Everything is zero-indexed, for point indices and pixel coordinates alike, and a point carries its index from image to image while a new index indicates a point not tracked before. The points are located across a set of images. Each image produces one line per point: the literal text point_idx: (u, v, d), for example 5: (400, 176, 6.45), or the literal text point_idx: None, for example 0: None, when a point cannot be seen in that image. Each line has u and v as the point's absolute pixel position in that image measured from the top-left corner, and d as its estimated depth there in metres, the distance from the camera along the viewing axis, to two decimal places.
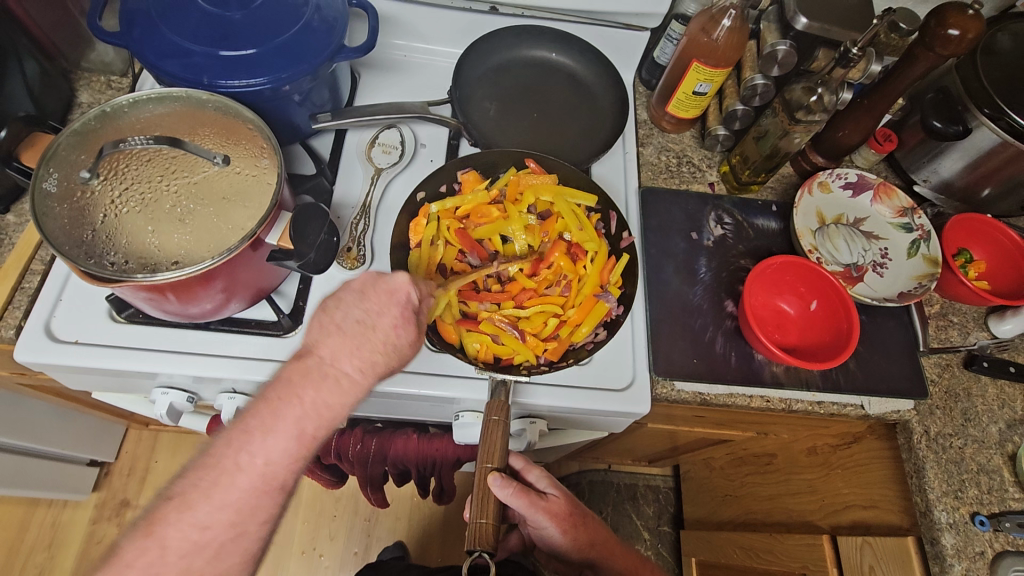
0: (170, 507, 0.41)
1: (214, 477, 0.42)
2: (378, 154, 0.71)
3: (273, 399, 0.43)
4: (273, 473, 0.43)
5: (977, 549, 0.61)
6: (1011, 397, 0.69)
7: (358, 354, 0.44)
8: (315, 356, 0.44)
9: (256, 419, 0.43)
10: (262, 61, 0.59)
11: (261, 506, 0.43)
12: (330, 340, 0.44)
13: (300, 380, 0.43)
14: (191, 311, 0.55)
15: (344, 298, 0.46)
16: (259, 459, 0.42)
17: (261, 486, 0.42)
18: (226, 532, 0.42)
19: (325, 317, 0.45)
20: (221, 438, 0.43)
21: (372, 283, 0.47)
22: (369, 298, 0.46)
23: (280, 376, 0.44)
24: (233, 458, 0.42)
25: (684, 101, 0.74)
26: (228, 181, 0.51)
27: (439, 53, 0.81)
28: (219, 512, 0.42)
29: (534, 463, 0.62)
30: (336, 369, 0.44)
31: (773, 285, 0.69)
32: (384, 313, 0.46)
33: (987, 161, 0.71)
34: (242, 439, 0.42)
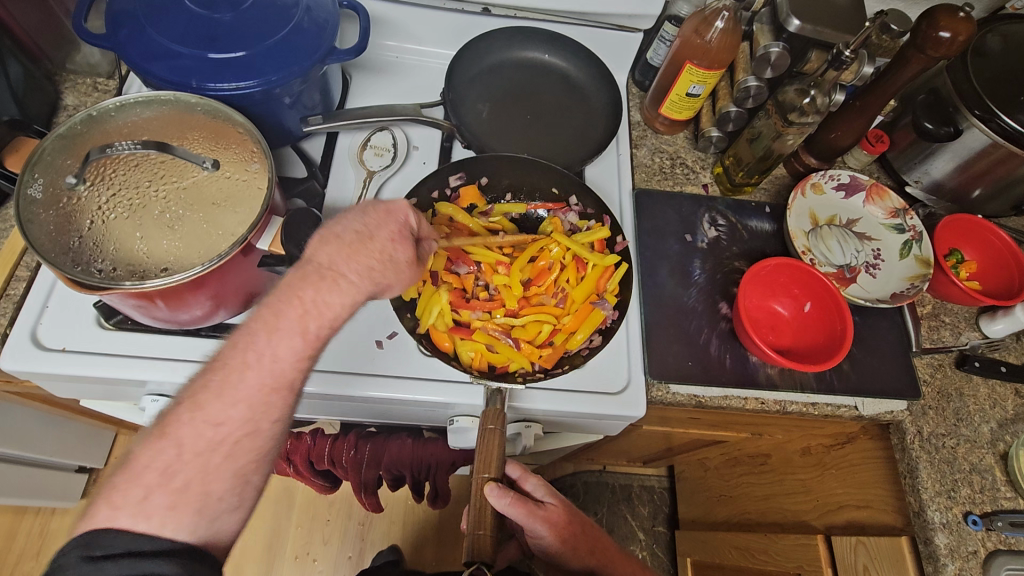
0: (182, 411, 0.44)
1: (226, 373, 0.45)
2: (370, 157, 0.71)
3: (275, 304, 0.46)
4: (281, 368, 0.46)
5: (970, 549, 0.62)
6: (1002, 396, 0.70)
7: (356, 260, 0.48)
8: (317, 263, 0.47)
9: (262, 317, 0.46)
10: (251, 63, 0.58)
11: (273, 405, 0.45)
12: (328, 250, 0.48)
13: (300, 282, 0.47)
14: (182, 317, 0.54)
15: (346, 221, 0.49)
16: (269, 353, 0.45)
17: (274, 382, 0.45)
18: (242, 427, 0.44)
19: (326, 232, 0.49)
20: (234, 338, 0.46)
21: (371, 205, 0.51)
22: (369, 216, 0.50)
23: (282, 283, 0.47)
24: (242, 356, 0.45)
25: (677, 102, 0.74)
26: (218, 186, 0.51)
27: (431, 54, 0.81)
28: (233, 406, 0.44)
29: (531, 470, 0.61)
30: (335, 272, 0.47)
31: (767, 286, 0.69)
32: (382, 229, 0.50)
33: (978, 162, 0.72)
34: (250, 338, 0.45)
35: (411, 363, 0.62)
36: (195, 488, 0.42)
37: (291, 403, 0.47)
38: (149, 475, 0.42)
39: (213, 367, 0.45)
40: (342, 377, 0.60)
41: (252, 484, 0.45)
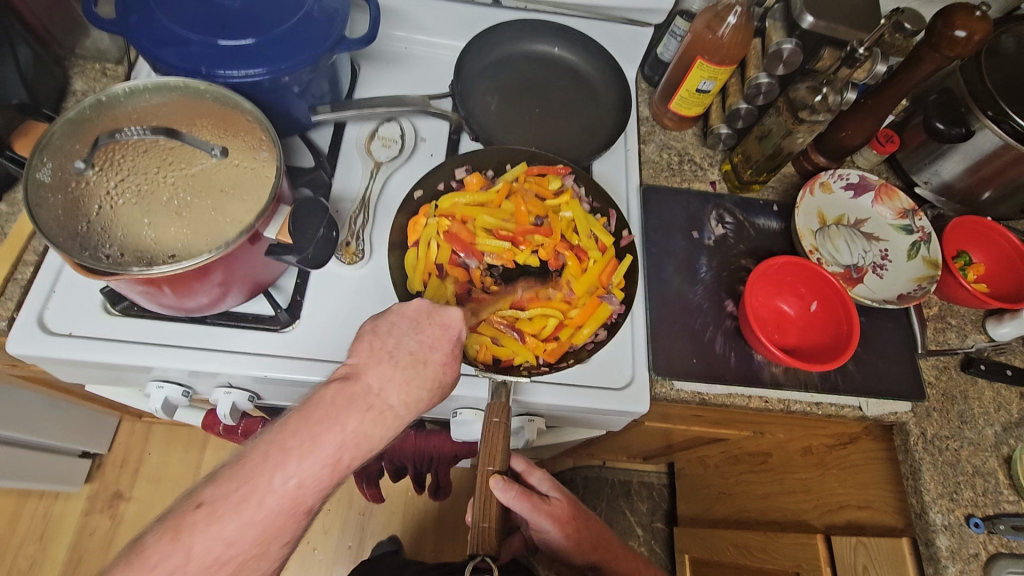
0: (198, 516, 0.40)
1: (245, 493, 0.41)
2: (378, 148, 0.70)
3: (314, 422, 0.43)
4: (302, 497, 0.42)
5: (971, 551, 0.62)
6: (1007, 399, 0.70)
7: (409, 386, 0.46)
8: (363, 382, 0.45)
9: (295, 435, 0.42)
10: (261, 51, 0.58)
11: (284, 529, 0.42)
12: (379, 370, 0.46)
13: (345, 406, 0.44)
14: (188, 304, 0.54)
15: (397, 324, 0.49)
16: (293, 481, 0.41)
17: (290, 509, 0.42)
18: (250, 550, 0.41)
19: (376, 342, 0.48)
20: (258, 449, 0.42)
21: (427, 313, 0.50)
22: (422, 328, 0.49)
23: (322, 400, 0.44)
24: (268, 477, 0.41)
25: (687, 98, 0.73)
26: (226, 174, 0.51)
27: (440, 45, 0.80)
28: (247, 530, 0.41)
29: (536, 465, 0.61)
30: (383, 403, 0.45)
31: (774, 285, 0.69)
32: (436, 347, 0.49)
33: (989, 164, 0.71)
34: (279, 459, 0.41)
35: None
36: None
37: (301, 525, 0.43)
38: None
39: (230, 476, 0.41)
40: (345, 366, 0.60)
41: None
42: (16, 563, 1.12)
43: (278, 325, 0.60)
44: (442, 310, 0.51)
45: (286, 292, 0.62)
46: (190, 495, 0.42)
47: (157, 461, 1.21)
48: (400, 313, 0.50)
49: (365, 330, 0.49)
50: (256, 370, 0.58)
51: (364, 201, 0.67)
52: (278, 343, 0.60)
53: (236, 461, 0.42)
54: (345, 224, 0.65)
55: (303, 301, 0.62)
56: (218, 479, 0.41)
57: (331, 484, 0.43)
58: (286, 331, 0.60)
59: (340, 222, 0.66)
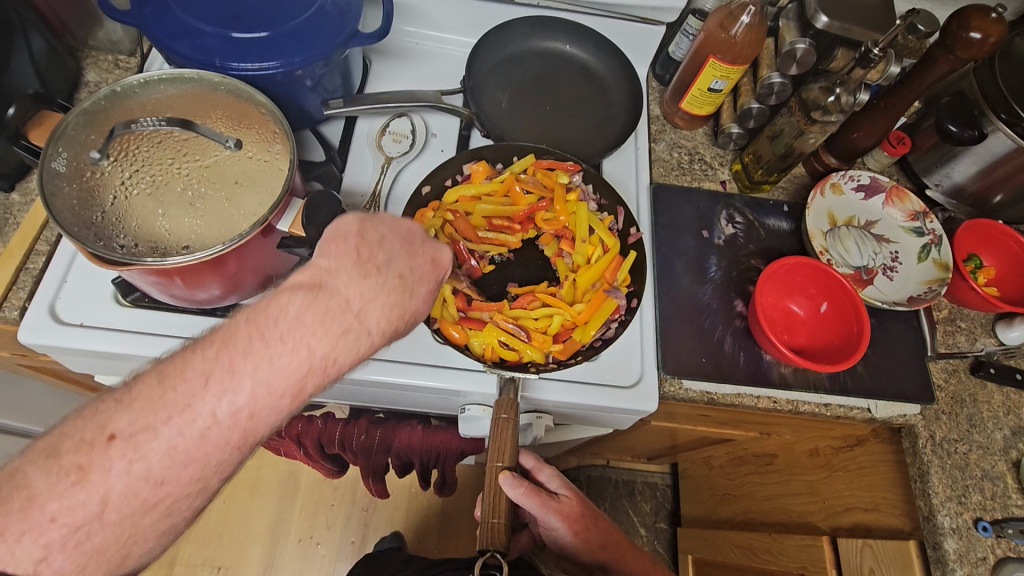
0: (114, 450, 0.37)
1: (181, 421, 0.38)
2: (389, 143, 0.70)
3: (271, 341, 0.40)
4: (249, 428, 0.40)
5: (979, 555, 0.62)
6: (1016, 404, 0.69)
7: (390, 312, 0.45)
8: (339, 296, 0.43)
9: (245, 356, 0.40)
10: (274, 44, 0.58)
11: (226, 463, 0.40)
12: (355, 285, 0.44)
13: (313, 322, 0.41)
14: (199, 296, 0.54)
15: (386, 238, 0.48)
16: (241, 411, 0.39)
17: (236, 442, 0.40)
18: (185, 488, 0.39)
19: (363, 252, 0.45)
20: (193, 371, 0.39)
21: (420, 240, 0.49)
22: (413, 254, 0.48)
23: (290, 311, 0.41)
24: (207, 405, 0.39)
25: (698, 97, 0.73)
26: (240, 166, 0.51)
27: (451, 41, 0.80)
28: (180, 464, 0.38)
29: (545, 461, 0.61)
30: (361, 324, 0.43)
31: (783, 286, 0.69)
32: (422, 279, 0.48)
33: (1001, 167, 0.71)
34: (225, 383, 0.39)
35: (424, 349, 0.62)
36: (110, 552, 0.38)
37: (240, 457, 0.41)
38: (56, 528, 0.36)
39: (153, 403, 0.38)
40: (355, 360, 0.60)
41: (169, 535, 0.40)
42: None
43: None
44: (434, 243, 0.50)
45: None
46: (100, 422, 0.38)
47: None
48: (391, 226, 0.49)
49: (350, 229, 0.46)
50: None
51: (374, 196, 0.67)
52: None
53: (160, 382, 0.39)
54: None
55: None
56: (131, 404, 0.38)
57: (282, 414, 0.41)
58: None
59: (350, 217, 0.66)
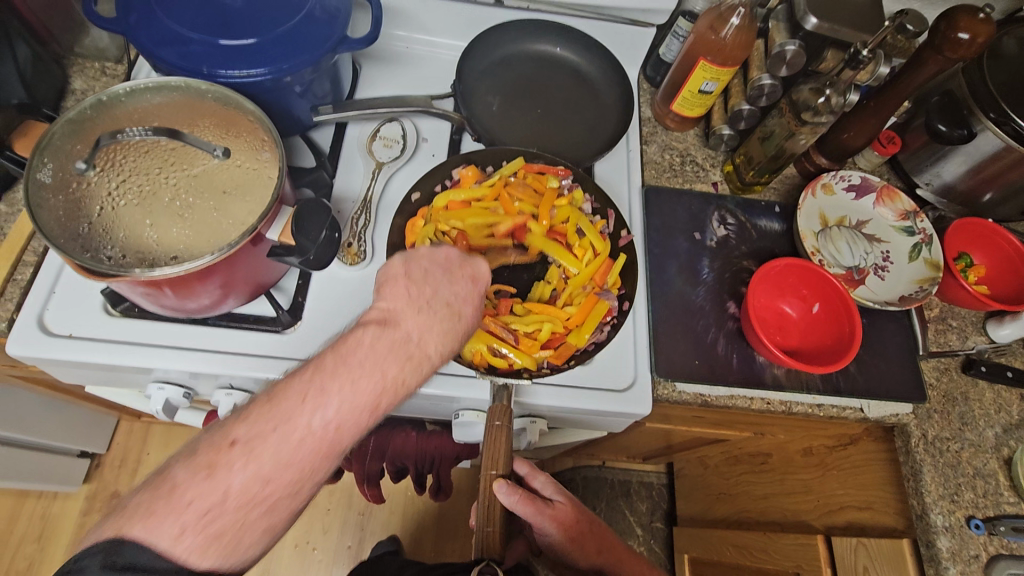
0: (233, 454, 0.39)
1: (285, 430, 0.40)
2: (379, 148, 0.70)
3: (352, 367, 0.42)
4: (338, 439, 0.41)
5: (972, 553, 0.62)
6: (1007, 401, 0.70)
7: (445, 338, 0.47)
8: (402, 330, 0.45)
9: (333, 377, 0.41)
10: (262, 50, 0.57)
11: (318, 469, 0.42)
12: (412, 316, 0.46)
13: (383, 351, 0.43)
14: (189, 306, 0.54)
15: (430, 271, 0.49)
16: (331, 425, 0.41)
17: (326, 451, 0.41)
18: (285, 489, 0.40)
19: (413, 287, 0.47)
20: (293, 389, 0.41)
21: (459, 263, 0.50)
22: (455, 278, 0.49)
23: (362, 342, 0.43)
24: (304, 418, 0.40)
25: (689, 99, 0.73)
26: (229, 175, 0.50)
27: (441, 45, 0.80)
28: (284, 469, 0.40)
29: (539, 468, 0.61)
30: (423, 353, 0.45)
31: (776, 287, 0.69)
32: (468, 300, 0.49)
33: (990, 166, 0.71)
34: (318, 400, 0.41)
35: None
36: (227, 537, 0.39)
37: (332, 468, 0.43)
38: (188, 513, 0.38)
39: (264, 413, 0.40)
40: None
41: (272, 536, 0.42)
42: (15, 562, 1.12)
43: (279, 327, 0.60)
44: (472, 260, 0.51)
45: (288, 293, 0.62)
46: (224, 430, 0.40)
47: (156, 460, 1.20)
48: (433, 258, 0.50)
49: (398, 272, 0.48)
50: (257, 372, 0.58)
51: (365, 202, 0.66)
52: (280, 345, 0.59)
53: (267, 398, 0.41)
54: (347, 225, 0.65)
55: (304, 302, 0.62)
56: (248, 415, 0.41)
57: (365, 428, 0.43)
58: (287, 333, 0.60)
59: (341, 223, 0.66)
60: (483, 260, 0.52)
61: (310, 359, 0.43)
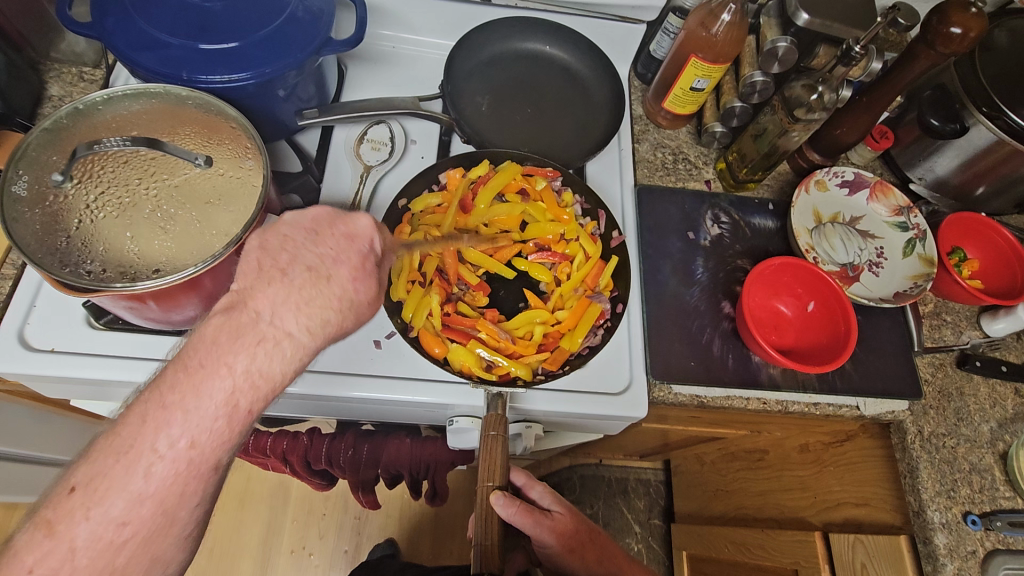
0: (74, 502, 0.37)
1: (127, 463, 0.37)
2: (367, 151, 0.68)
3: (194, 369, 0.39)
4: (201, 453, 0.39)
5: (969, 549, 0.62)
6: (1002, 395, 0.70)
7: (304, 310, 0.43)
8: (250, 311, 0.41)
9: (173, 390, 0.39)
10: (244, 54, 0.56)
11: (187, 492, 0.39)
12: (267, 290, 0.42)
13: (229, 341, 0.40)
14: (174, 318, 0.52)
15: (290, 238, 0.45)
16: (183, 441, 0.38)
17: (188, 470, 0.39)
18: (148, 525, 0.38)
19: (267, 259, 0.44)
20: (134, 413, 0.38)
21: (327, 222, 0.46)
22: (322, 240, 0.46)
23: (204, 339, 0.40)
24: (148, 443, 0.38)
25: (681, 96, 0.72)
26: (212, 183, 0.49)
27: (429, 44, 0.79)
28: (139, 503, 0.38)
29: (537, 478, 0.61)
30: (280, 330, 0.41)
31: (770, 286, 0.68)
32: (341, 260, 0.45)
33: (982, 160, 0.71)
34: (160, 418, 0.38)
35: (398, 361, 0.59)
36: None
37: (208, 485, 0.41)
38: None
39: (104, 449, 0.38)
40: (329, 377, 0.57)
41: (163, 572, 0.41)
42: None
43: None
44: (347, 217, 0.47)
45: None
46: (65, 476, 0.38)
47: None
48: (295, 224, 0.46)
49: (252, 245, 0.44)
50: None
51: (354, 206, 0.65)
52: None
53: (106, 434, 0.38)
54: None
55: None
56: (90, 457, 0.38)
57: (229, 437, 0.40)
58: None
59: None
60: (360, 213, 0.47)
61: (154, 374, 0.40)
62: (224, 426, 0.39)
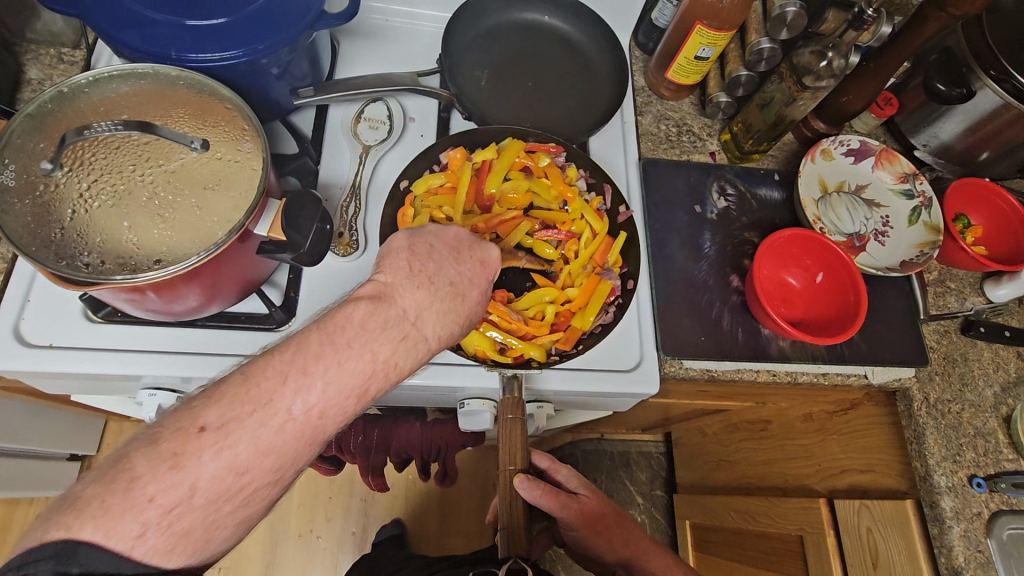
0: (204, 441, 0.35)
1: (265, 415, 0.37)
2: (365, 131, 0.66)
3: (344, 345, 0.40)
4: (323, 425, 0.39)
5: (974, 510, 0.63)
6: (1005, 359, 0.71)
7: (444, 317, 0.45)
8: (398, 306, 0.43)
9: (322, 356, 0.39)
10: (234, 31, 0.53)
11: (300, 455, 0.39)
12: (413, 294, 0.44)
13: (378, 328, 0.41)
14: (177, 309, 0.51)
15: (434, 249, 0.48)
16: (317, 408, 0.38)
17: (311, 435, 0.39)
18: (264, 479, 0.37)
19: (416, 264, 0.46)
20: (277, 366, 0.38)
21: (466, 246, 0.50)
22: (460, 259, 0.49)
23: (354, 318, 0.41)
24: (288, 402, 0.37)
25: (684, 66, 0.71)
26: (209, 168, 0.47)
27: (422, 16, 0.76)
28: (262, 456, 0.37)
29: (561, 462, 0.61)
30: (419, 331, 0.43)
31: (778, 258, 0.68)
32: (472, 283, 0.48)
33: (988, 124, 0.70)
34: (304, 381, 0.38)
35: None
36: (196, 535, 0.35)
37: (314, 452, 0.40)
38: (151, 510, 0.34)
39: (242, 394, 0.37)
40: None
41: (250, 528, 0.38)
42: None
43: (272, 324, 0.57)
44: (479, 245, 0.50)
45: (280, 288, 0.59)
46: (192, 414, 0.36)
47: None
48: (436, 239, 0.49)
49: (400, 247, 0.47)
50: None
51: (354, 188, 0.63)
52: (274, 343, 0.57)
53: (243, 377, 0.38)
54: (336, 214, 0.62)
55: (297, 297, 0.59)
56: (220, 398, 0.37)
57: (352, 413, 0.41)
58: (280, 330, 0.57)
59: (331, 212, 0.63)
60: (492, 246, 0.51)
61: (294, 336, 0.40)
62: (353, 405, 0.40)
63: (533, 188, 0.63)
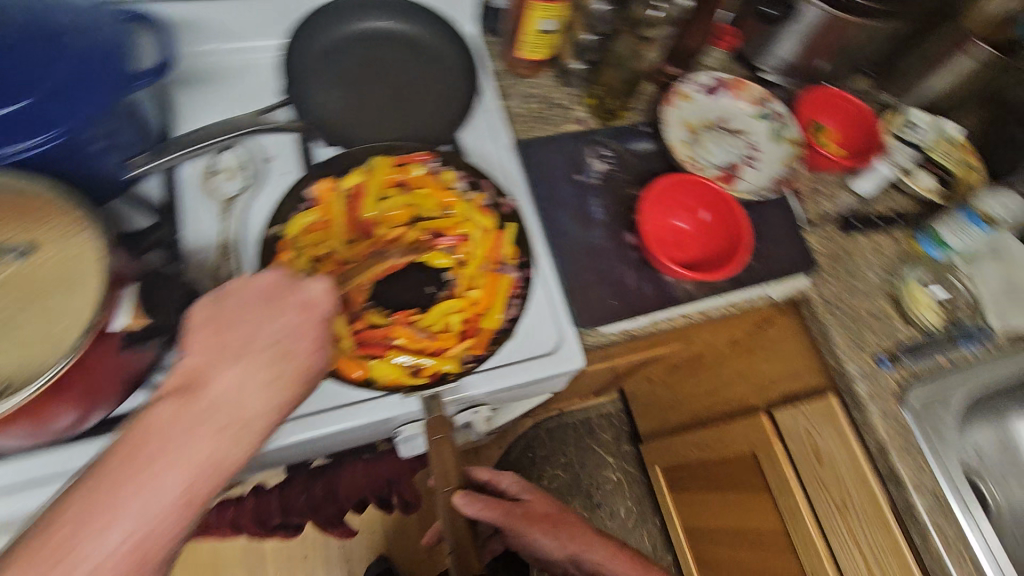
0: None
1: (66, 569, 0.31)
2: (222, 182, 0.63)
3: (145, 461, 0.34)
4: (153, 548, 0.34)
5: (887, 387, 0.69)
6: (881, 245, 0.78)
7: (270, 385, 0.39)
8: (208, 393, 0.37)
9: (120, 482, 0.33)
10: (34, 113, 0.48)
11: None
12: (223, 371, 0.38)
13: (186, 429, 0.36)
14: (49, 431, 0.45)
15: (245, 309, 0.42)
16: (134, 535, 0.33)
17: (142, 564, 0.34)
18: None
19: (226, 335, 0.40)
20: (71, 507, 0.33)
21: (285, 293, 0.43)
22: (279, 311, 0.42)
23: (152, 424, 0.35)
24: (93, 543, 0.32)
25: (532, 41, 0.71)
26: (45, 268, 0.43)
27: (255, 49, 0.72)
28: None
29: (501, 471, 0.64)
30: (239, 411, 0.37)
31: (664, 206, 0.70)
32: (300, 334, 0.42)
33: (817, 35, 0.75)
34: (109, 514, 0.33)
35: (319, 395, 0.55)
36: None
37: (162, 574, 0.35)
38: None
39: (35, 552, 0.32)
40: None
41: None
42: None
43: None
44: (300, 286, 0.44)
45: None
46: None
47: None
48: (247, 296, 0.43)
49: (206, 322, 0.41)
50: None
51: (225, 245, 0.60)
52: None
53: (39, 532, 0.32)
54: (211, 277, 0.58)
55: None
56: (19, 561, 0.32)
57: (189, 522, 0.35)
58: None
59: (205, 277, 0.58)
60: (315, 281, 0.44)
61: (96, 466, 0.35)
62: (180, 516, 0.34)
63: (412, 200, 0.61)
